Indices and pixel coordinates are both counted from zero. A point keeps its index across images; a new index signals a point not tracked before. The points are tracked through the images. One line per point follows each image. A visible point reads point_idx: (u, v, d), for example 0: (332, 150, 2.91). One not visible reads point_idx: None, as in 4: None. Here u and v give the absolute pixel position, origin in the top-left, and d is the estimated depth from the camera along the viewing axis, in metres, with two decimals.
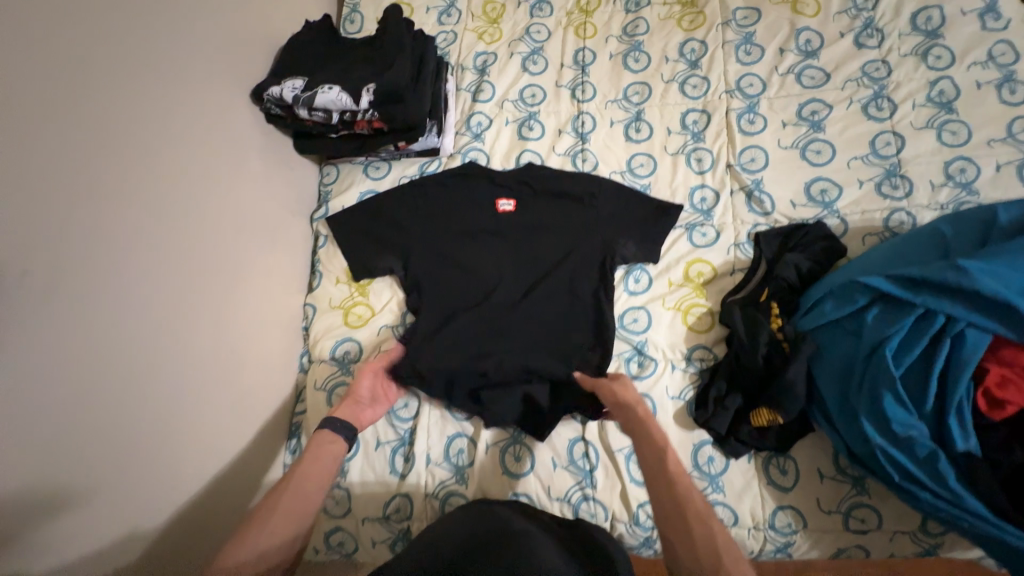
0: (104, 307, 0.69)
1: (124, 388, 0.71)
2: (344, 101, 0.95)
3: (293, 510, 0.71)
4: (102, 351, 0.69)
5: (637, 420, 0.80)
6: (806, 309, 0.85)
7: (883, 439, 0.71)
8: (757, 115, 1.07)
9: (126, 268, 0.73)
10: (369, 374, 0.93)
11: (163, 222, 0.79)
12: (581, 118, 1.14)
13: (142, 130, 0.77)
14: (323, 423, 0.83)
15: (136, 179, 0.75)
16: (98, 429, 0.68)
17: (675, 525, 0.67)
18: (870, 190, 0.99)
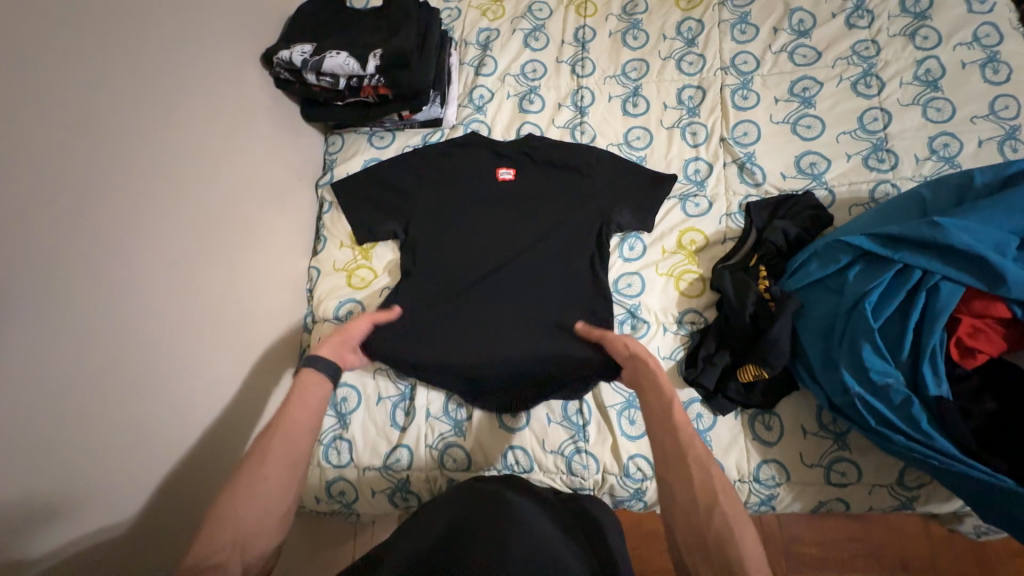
0: (119, 249, 0.72)
1: (138, 327, 0.74)
2: (352, 66, 0.99)
3: (284, 457, 0.67)
4: (119, 289, 0.72)
5: (642, 367, 0.79)
6: (792, 270, 0.89)
7: (861, 387, 0.75)
8: (750, 91, 1.11)
9: (141, 213, 0.76)
10: (367, 322, 0.91)
11: (176, 173, 0.83)
12: (581, 93, 1.17)
13: (156, 83, 0.80)
14: (308, 362, 0.79)
15: (151, 129, 0.79)
16: (115, 362, 0.71)
17: (672, 462, 0.65)
18: (857, 163, 1.03)
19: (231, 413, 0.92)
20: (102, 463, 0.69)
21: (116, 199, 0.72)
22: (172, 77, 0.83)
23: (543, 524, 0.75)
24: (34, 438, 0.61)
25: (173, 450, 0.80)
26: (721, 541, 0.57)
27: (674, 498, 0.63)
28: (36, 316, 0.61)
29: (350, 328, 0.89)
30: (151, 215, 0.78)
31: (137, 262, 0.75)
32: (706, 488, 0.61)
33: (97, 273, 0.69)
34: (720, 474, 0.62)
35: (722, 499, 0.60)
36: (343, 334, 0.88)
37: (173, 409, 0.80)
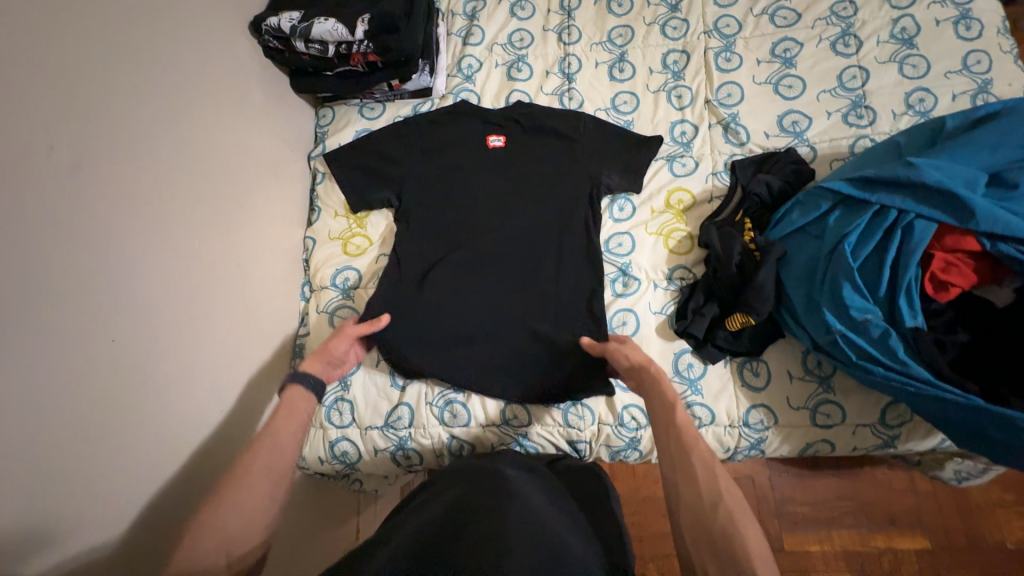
0: (118, 207, 0.73)
1: (143, 283, 0.76)
2: (340, 31, 1.00)
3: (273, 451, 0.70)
4: (121, 244, 0.73)
5: (643, 373, 0.82)
6: (775, 222, 0.93)
7: (842, 324, 0.79)
8: (733, 54, 1.13)
9: (139, 171, 0.77)
10: (347, 340, 0.90)
11: (171, 134, 0.83)
12: (568, 60, 1.18)
13: (148, 43, 0.81)
14: (288, 381, 0.80)
15: (145, 88, 0.80)
16: (124, 314, 0.72)
17: (676, 462, 0.69)
18: (837, 120, 1.05)
19: (235, 375, 0.93)
20: (120, 412, 0.70)
21: (114, 153, 0.73)
22: (163, 38, 0.84)
23: (564, 506, 0.78)
24: (55, 381, 0.62)
25: (182, 407, 0.81)
26: (726, 533, 0.59)
27: (679, 495, 0.66)
28: (45, 261, 0.62)
29: (330, 347, 0.89)
30: (149, 173, 0.78)
31: (137, 218, 0.76)
32: (710, 483, 0.64)
33: (100, 227, 0.70)
34: (723, 472, 0.66)
35: (727, 496, 0.63)
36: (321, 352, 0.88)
37: (180, 365, 0.81)
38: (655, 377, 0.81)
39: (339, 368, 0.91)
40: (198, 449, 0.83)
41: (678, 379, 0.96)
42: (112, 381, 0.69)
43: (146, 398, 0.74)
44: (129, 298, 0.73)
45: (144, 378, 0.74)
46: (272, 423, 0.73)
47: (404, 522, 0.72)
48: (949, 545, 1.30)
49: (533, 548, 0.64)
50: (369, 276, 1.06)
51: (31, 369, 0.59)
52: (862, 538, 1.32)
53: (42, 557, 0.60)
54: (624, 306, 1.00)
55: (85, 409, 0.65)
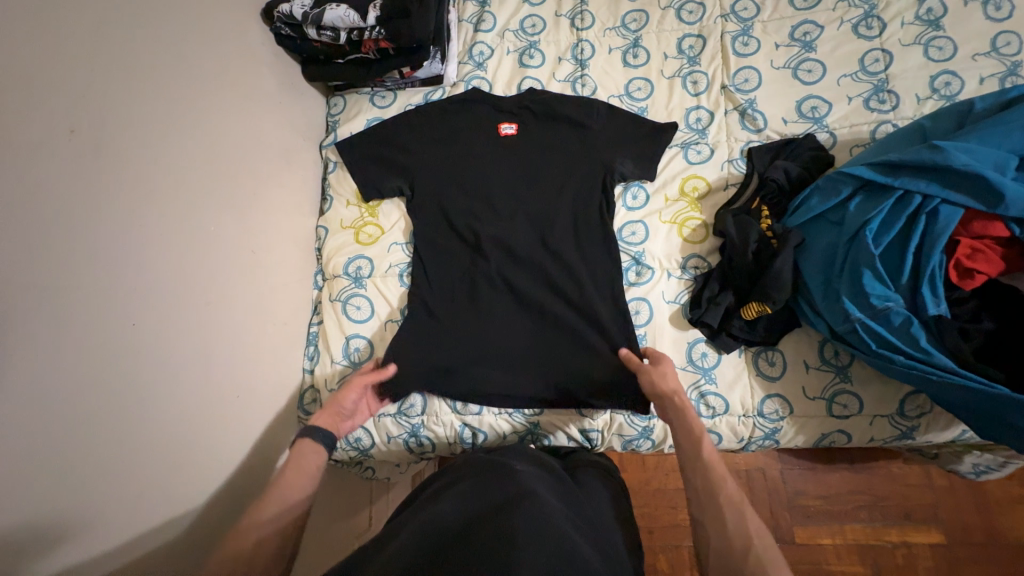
0: (135, 195, 0.73)
1: (160, 267, 0.77)
2: (352, 17, 1.00)
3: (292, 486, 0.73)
4: (139, 227, 0.74)
5: (674, 409, 0.81)
6: (793, 209, 0.91)
7: (861, 313, 0.78)
8: (751, 38, 1.11)
9: (155, 157, 0.77)
10: (356, 389, 0.87)
11: (186, 119, 0.84)
12: (581, 46, 1.17)
13: (163, 28, 0.82)
14: (301, 432, 0.80)
15: (160, 73, 0.80)
16: (142, 296, 0.73)
17: (704, 504, 0.70)
18: (859, 105, 1.03)
19: (252, 361, 0.94)
20: (140, 392, 0.72)
21: (131, 138, 0.74)
22: (175, 22, 0.84)
23: (603, 511, 0.79)
24: (76, 360, 0.63)
25: (202, 391, 0.82)
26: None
27: (707, 537, 0.67)
28: (64, 242, 0.63)
29: (339, 398, 0.86)
30: (165, 159, 0.79)
31: (155, 203, 0.77)
32: (738, 528, 0.65)
33: (118, 210, 0.71)
34: (751, 516, 0.66)
35: (756, 543, 0.62)
36: (330, 405, 0.85)
37: (197, 349, 0.82)
38: (686, 414, 0.80)
39: (355, 419, 0.89)
40: (215, 432, 0.85)
41: (692, 368, 0.95)
42: (131, 362, 0.71)
43: (165, 380, 0.76)
44: (146, 282, 0.74)
45: (164, 360, 0.76)
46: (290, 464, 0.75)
47: (416, 530, 0.67)
48: (966, 540, 1.29)
49: (543, 543, 0.62)
50: (381, 265, 1.06)
51: (53, 346, 0.61)
52: (876, 533, 1.31)
53: (70, 526, 0.62)
54: (637, 295, 1.00)
55: (106, 388, 0.67)
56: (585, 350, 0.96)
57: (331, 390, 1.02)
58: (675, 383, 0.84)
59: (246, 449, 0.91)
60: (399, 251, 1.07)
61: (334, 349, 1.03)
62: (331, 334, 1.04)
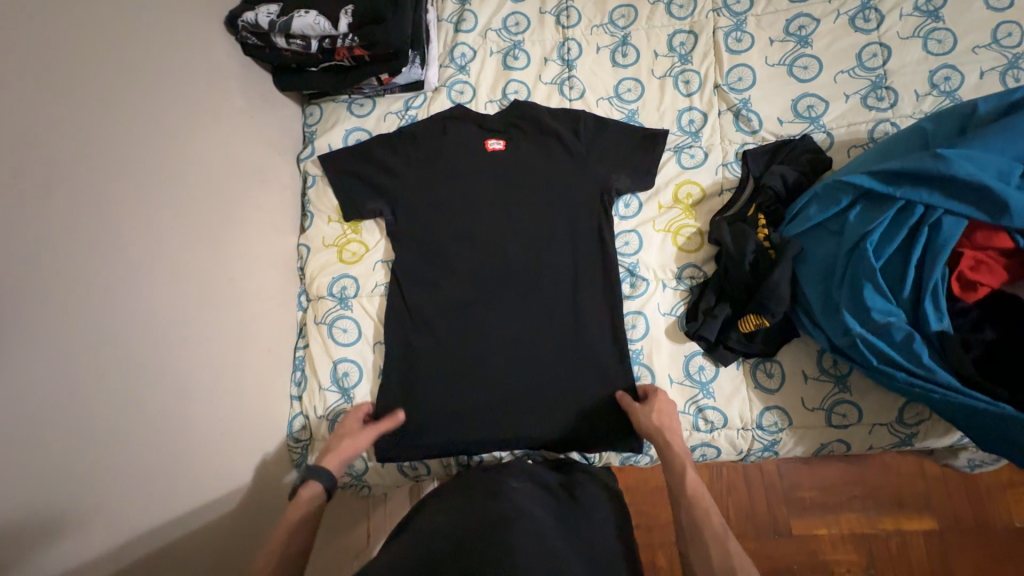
0: (91, 236, 0.68)
1: (133, 302, 0.73)
2: (322, 25, 0.94)
3: (289, 545, 0.73)
4: (107, 262, 0.70)
5: (659, 447, 0.84)
6: (791, 217, 0.87)
7: (862, 328, 0.76)
8: (744, 33, 1.06)
9: (119, 185, 0.73)
10: (371, 436, 0.90)
11: (151, 142, 0.79)
12: (567, 45, 1.11)
13: (119, 43, 0.75)
14: (307, 476, 0.81)
15: (122, 94, 0.75)
16: (114, 334, 0.69)
17: (691, 540, 0.74)
18: (856, 103, 0.99)
19: (241, 388, 0.91)
20: (119, 438, 0.68)
21: (89, 171, 0.69)
22: (134, 35, 0.78)
23: (606, 529, 0.77)
24: (41, 415, 0.60)
25: (186, 428, 0.79)
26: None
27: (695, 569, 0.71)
28: (24, 290, 0.59)
29: (351, 441, 0.89)
30: (131, 186, 0.74)
31: (122, 237, 0.72)
32: (723, 563, 0.69)
33: (81, 248, 0.67)
34: (735, 549, 0.70)
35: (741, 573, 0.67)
36: (342, 450, 0.87)
37: (177, 391, 0.78)
38: (674, 452, 0.82)
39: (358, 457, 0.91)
40: (205, 467, 0.82)
41: (689, 383, 0.94)
42: (109, 406, 0.68)
43: (146, 422, 0.72)
44: (118, 320, 0.70)
45: (143, 401, 0.72)
46: (291, 514, 0.76)
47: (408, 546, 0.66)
48: (958, 526, 1.30)
49: (543, 565, 0.62)
50: (366, 284, 1.03)
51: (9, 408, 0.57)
52: (871, 523, 1.32)
53: None
54: (632, 308, 0.98)
55: (80, 437, 0.64)
56: (583, 364, 0.95)
57: (322, 415, 0.99)
58: (664, 421, 0.86)
59: (238, 485, 0.89)
60: (384, 270, 1.04)
61: (322, 373, 1.00)
62: (320, 358, 1.00)
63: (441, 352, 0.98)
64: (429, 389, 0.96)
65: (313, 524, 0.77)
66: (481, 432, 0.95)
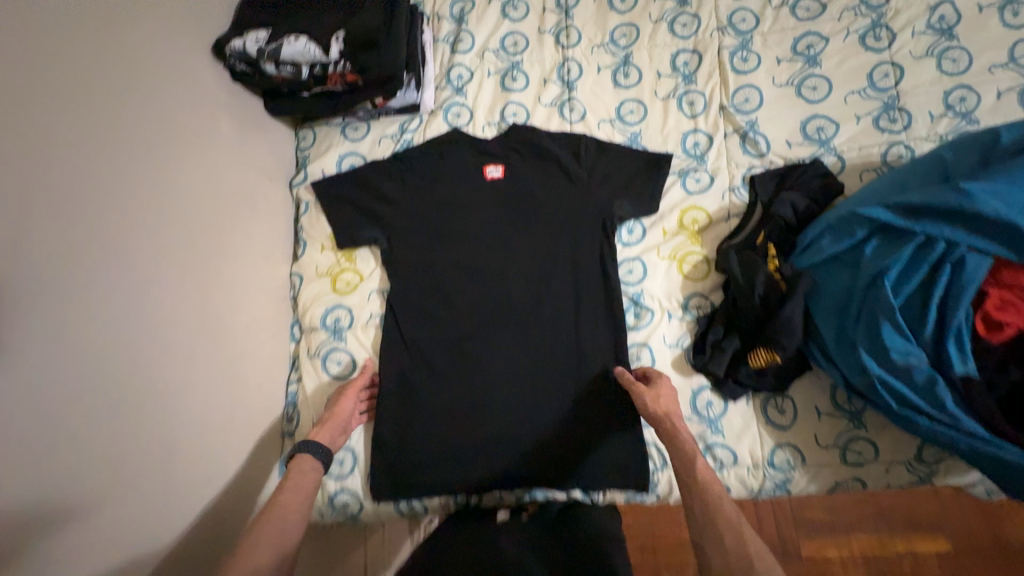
0: (74, 283, 0.64)
1: (117, 347, 0.69)
2: (313, 52, 0.90)
3: (279, 535, 0.68)
4: (90, 308, 0.66)
5: (664, 431, 0.77)
6: (802, 247, 0.84)
7: (881, 369, 0.72)
8: (750, 53, 1.02)
9: (101, 224, 0.69)
10: (353, 397, 0.89)
11: (137, 176, 0.75)
12: (567, 66, 1.08)
13: (102, 74, 0.72)
14: (295, 450, 0.79)
15: (104, 127, 0.71)
16: (97, 384, 0.65)
17: (701, 527, 0.66)
18: (868, 125, 0.95)
19: (232, 427, 0.87)
20: (99, 498, 0.64)
21: (70, 214, 0.65)
22: (119, 64, 0.75)
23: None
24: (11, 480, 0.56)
25: (173, 475, 0.76)
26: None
27: (710, 565, 0.63)
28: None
29: (336, 409, 0.87)
30: (114, 224, 0.71)
31: (104, 280, 0.68)
32: (738, 550, 0.61)
33: (62, 294, 0.63)
34: (753, 536, 0.63)
35: (758, 562, 0.60)
36: (330, 421, 0.85)
37: (163, 440, 0.74)
38: (681, 436, 0.75)
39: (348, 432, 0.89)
40: (191, 514, 0.78)
41: (697, 419, 0.89)
42: (90, 462, 0.64)
43: (130, 475, 0.69)
44: (102, 369, 0.66)
45: (127, 453, 0.68)
46: (279, 499, 0.72)
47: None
48: (974, 547, 1.26)
49: None
50: (361, 315, 1.00)
51: None
52: (886, 542, 1.28)
53: None
54: (636, 339, 0.94)
55: (56, 496, 0.60)
56: (586, 399, 0.91)
57: None
58: (669, 405, 0.80)
59: (227, 533, 0.84)
60: (380, 300, 1.00)
61: (315, 409, 0.97)
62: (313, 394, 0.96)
63: (439, 387, 0.94)
64: (425, 425, 0.92)
65: (307, 499, 0.74)
66: (479, 471, 0.90)
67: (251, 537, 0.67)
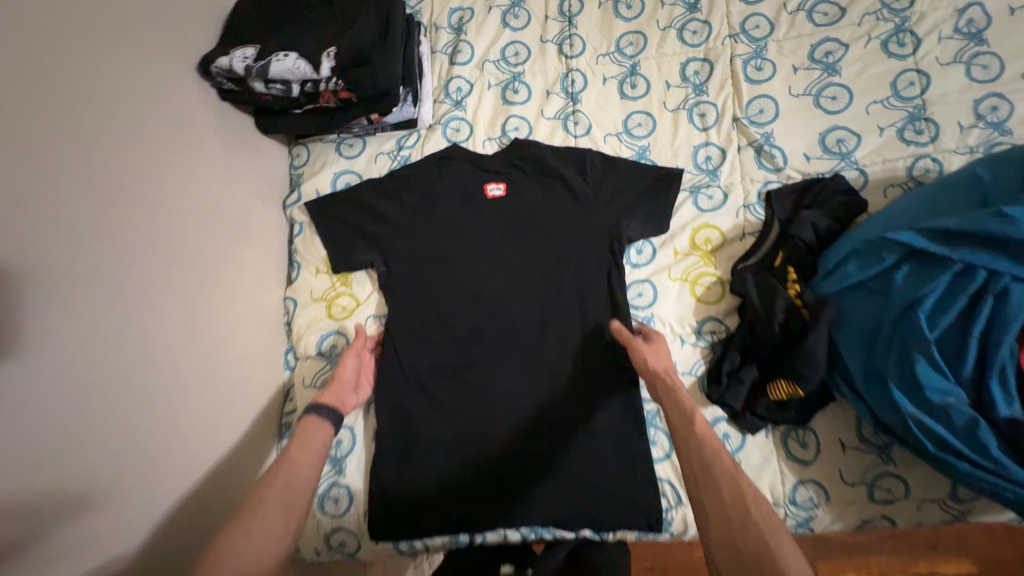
0: (49, 330, 0.60)
1: (95, 394, 0.64)
2: (303, 69, 0.85)
3: (286, 498, 0.67)
4: (66, 355, 0.61)
5: (659, 386, 0.74)
6: (826, 272, 0.79)
7: (915, 407, 0.66)
8: (765, 61, 0.97)
9: (81, 263, 0.64)
10: (356, 357, 0.88)
11: (120, 208, 0.70)
12: (571, 77, 1.03)
13: (82, 102, 0.67)
14: (308, 412, 0.77)
15: (84, 158, 0.66)
16: (68, 435, 0.61)
17: (696, 479, 0.62)
18: (891, 137, 0.90)
19: (220, 466, 0.83)
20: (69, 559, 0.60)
21: (45, 256, 0.60)
22: (102, 89, 0.70)
23: None
24: None
25: (158, 522, 0.72)
26: (758, 556, 0.54)
27: (707, 517, 0.59)
28: None
29: (339, 371, 0.86)
30: (94, 261, 0.66)
31: (83, 323, 0.64)
32: (736, 500, 0.58)
33: (34, 343, 0.58)
34: (750, 488, 0.60)
35: (755, 515, 0.57)
36: (337, 381, 0.84)
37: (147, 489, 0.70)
38: (677, 391, 0.71)
39: (362, 393, 0.89)
40: (178, 562, 0.74)
41: None
42: (59, 519, 0.59)
43: (104, 527, 0.64)
44: (75, 419, 0.62)
45: (100, 504, 0.64)
46: (287, 458, 0.70)
47: None
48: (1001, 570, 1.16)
49: None
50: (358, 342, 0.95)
51: None
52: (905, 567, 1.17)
53: None
54: None
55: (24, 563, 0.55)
56: (594, 432, 0.86)
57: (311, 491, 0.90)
58: (666, 363, 0.77)
59: None
60: (377, 326, 0.96)
61: None
62: None
63: (439, 419, 0.89)
64: (426, 459, 0.88)
65: (313, 460, 0.72)
66: (480, 509, 0.85)
67: (259, 490, 0.67)
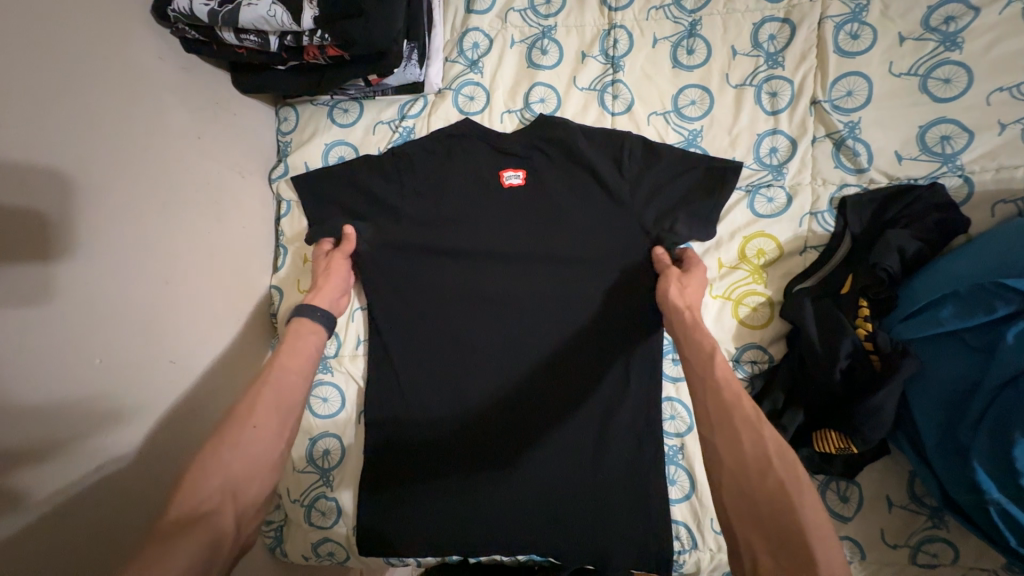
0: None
1: (53, 431, 0.56)
2: (280, 18, 0.70)
3: (281, 402, 0.61)
4: (11, 394, 0.52)
5: (680, 323, 0.65)
6: (908, 314, 0.66)
7: (1002, 492, 0.56)
8: (864, 26, 0.76)
9: (28, 281, 0.53)
10: (345, 259, 0.79)
11: (70, 208, 0.58)
12: (613, 35, 0.84)
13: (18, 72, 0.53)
14: (298, 311, 0.71)
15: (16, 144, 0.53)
16: (20, 485, 0.53)
17: (711, 422, 0.54)
18: (1014, 138, 0.71)
19: None
20: None
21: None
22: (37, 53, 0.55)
23: None
24: None
25: None
26: (775, 509, 0.46)
27: (720, 461, 0.51)
28: None
29: (331, 272, 0.77)
30: (39, 277, 0.55)
31: (34, 352, 0.54)
32: (756, 448, 0.50)
33: None
34: (773, 435, 0.51)
35: (777, 464, 0.48)
36: (326, 284, 0.76)
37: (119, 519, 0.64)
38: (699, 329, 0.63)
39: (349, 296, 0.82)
40: None
41: None
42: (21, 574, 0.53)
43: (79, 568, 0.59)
44: (34, 460, 0.54)
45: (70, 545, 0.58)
46: (276, 361, 0.64)
47: None
48: None
49: None
50: (348, 338, 0.87)
51: None
52: None
53: None
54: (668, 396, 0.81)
55: None
56: (610, 465, 0.78)
57: (297, 500, 0.85)
58: (692, 300, 0.68)
59: None
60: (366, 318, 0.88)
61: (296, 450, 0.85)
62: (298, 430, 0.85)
63: (435, 435, 0.81)
64: (420, 477, 0.81)
65: (304, 361, 0.66)
66: (478, 534, 0.78)
67: (249, 397, 0.59)
